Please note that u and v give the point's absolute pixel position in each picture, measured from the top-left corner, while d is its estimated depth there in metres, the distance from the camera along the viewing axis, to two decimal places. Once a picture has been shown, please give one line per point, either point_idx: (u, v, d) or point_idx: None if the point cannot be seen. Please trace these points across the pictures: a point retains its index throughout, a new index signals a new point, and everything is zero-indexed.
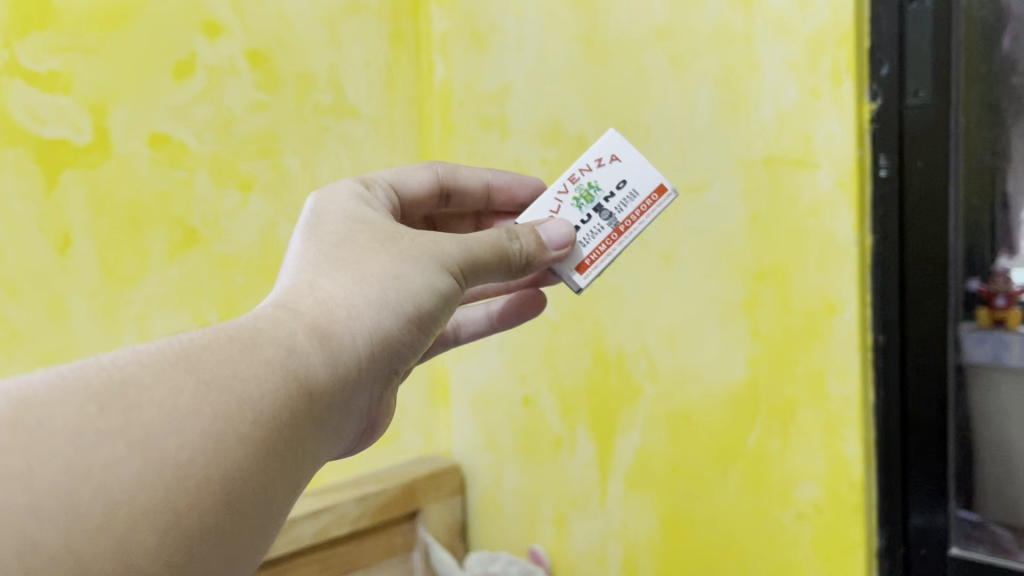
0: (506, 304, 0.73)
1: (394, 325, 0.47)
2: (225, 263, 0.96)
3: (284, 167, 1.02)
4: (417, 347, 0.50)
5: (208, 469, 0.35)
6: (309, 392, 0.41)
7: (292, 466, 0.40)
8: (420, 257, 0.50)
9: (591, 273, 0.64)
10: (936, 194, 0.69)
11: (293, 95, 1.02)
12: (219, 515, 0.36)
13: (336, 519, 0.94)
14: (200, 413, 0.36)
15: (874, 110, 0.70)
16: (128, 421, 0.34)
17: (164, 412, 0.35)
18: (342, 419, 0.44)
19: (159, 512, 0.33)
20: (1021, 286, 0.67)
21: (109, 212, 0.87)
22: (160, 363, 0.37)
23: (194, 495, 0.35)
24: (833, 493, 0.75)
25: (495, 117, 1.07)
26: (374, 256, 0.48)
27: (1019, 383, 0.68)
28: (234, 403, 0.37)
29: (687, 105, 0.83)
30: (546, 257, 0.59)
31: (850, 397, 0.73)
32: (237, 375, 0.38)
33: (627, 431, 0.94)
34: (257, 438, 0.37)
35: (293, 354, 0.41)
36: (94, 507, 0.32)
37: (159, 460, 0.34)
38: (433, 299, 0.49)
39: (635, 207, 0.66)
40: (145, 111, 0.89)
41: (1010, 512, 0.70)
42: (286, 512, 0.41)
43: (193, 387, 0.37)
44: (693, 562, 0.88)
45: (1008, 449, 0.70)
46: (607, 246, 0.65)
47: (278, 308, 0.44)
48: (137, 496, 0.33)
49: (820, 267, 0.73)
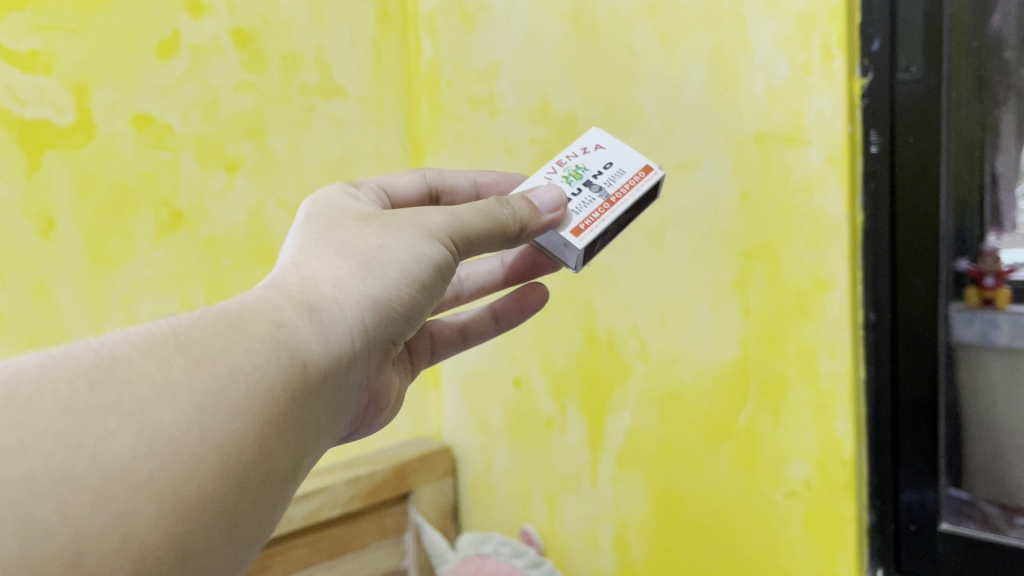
0: (511, 307, 0.72)
1: (387, 299, 0.46)
2: (212, 245, 0.95)
3: (271, 148, 1.00)
4: (411, 323, 0.49)
5: (202, 442, 0.35)
6: (301, 365, 0.40)
7: (290, 437, 0.39)
8: (410, 231, 0.49)
9: (587, 235, 0.59)
10: (927, 172, 0.69)
11: (279, 75, 1.01)
12: (216, 488, 0.35)
13: (327, 501, 0.94)
14: (192, 387, 0.35)
15: (865, 85, 0.70)
16: (120, 397, 0.34)
17: (155, 386, 0.35)
18: (339, 394, 0.44)
19: (154, 484, 0.33)
20: (1010, 265, 0.68)
21: (93, 193, 0.86)
22: (149, 341, 0.37)
23: (190, 468, 0.34)
24: (824, 470, 0.75)
25: (484, 97, 1.06)
26: (361, 235, 0.48)
27: (1006, 361, 0.69)
28: (226, 375, 0.37)
29: (677, 82, 0.82)
30: (540, 221, 0.56)
31: (840, 374, 0.72)
32: (228, 350, 0.38)
33: (618, 411, 0.94)
34: (251, 410, 0.37)
35: (283, 328, 0.40)
36: (88, 481, 0.31)
37: (153, 433, 0.33)
38: (427, 272, 0.48)
39: (623, 183, 0.64)
40: (128, 91, 0.87)
41: (999, 489, 0.71)
42: (287, 486, 0.40)
43: (183, 362, 0.36)
44: (684, 540, 0.88)
45: (996, 428, 0.71)
46: (600, 213, 0.61)
47: (269, 288, 0.43)
48: (133, 469, 0.32)
49: (812, 245, 0.73)
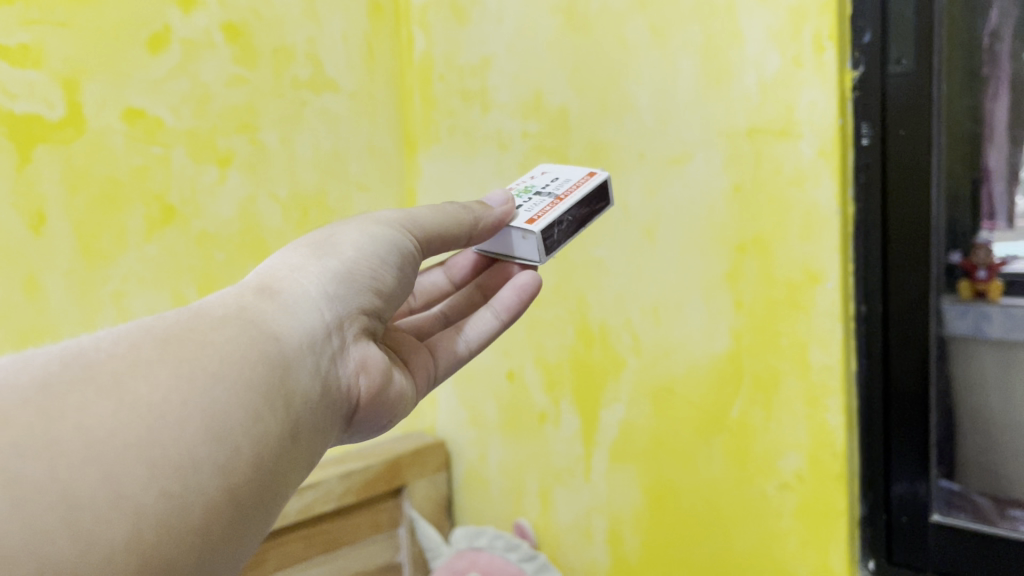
0: (512, 296, 0.63)
1: (345, 281, 0.49)
2: (204, 240, 0.95)
3: (263, 143, 1.00)
4: (375, 313, 0.52)
5: (183, 404, 0.37)
6: (269, 337, 0.43)
7: (274, 402, 0.41)
8: (356, 227, 0.53)
9: (542, 220, 0.61)
10: (918, 165, 0.69)
11: (270, 69, 1.00)
12: (206, 447, 0.37)
13: (321, 496, 0.94)
14: (163, 361, 0.38)
15: (856, 78, 0.70)
16: (96, 374, 0.36)
17: (127, 364, 0.37)
18: (318, 370, 0.46)
19: (142, 446, 0.34)
20: (1003, 258, 0.68)
21: (84, 188, 0.85)
22: (117, 334, 0.39)
23: (175, 430, 0.36)
24: (816, 463, 0.75)
25: (476, 90, 1.06)
26: (308, 241, 0.52)
27: (998, 353, 0.70)
28: (195, 348, 0.39)
29: (669, 76, 0.82)
30: (492, 213, 0.62)
31: (832, 365, 0.73)
32: (193, 331, 0.41)
33: (611, 404, 0.94)
34: (226, 375, 0.39)
35: (243, 311, 0.44)
36: (75, 443, 0.32)
37: (132, 400, 0.35)
38: (380, 257, 0.52)
39: (570, 185, 0.67)
40: (119, 86, 0.87)
41: (990, 482, 0.71)
42: (280, 457, 0.41)
43: (151, 343, 0.39)
44: (677, 533, 0.88)
45: (988, 420, 0.71)
46: (551, 205, 0.64)
47: (228, 290, 0.46)
48: (118, 433, 0.34)
49: (803, 237, 0.73)
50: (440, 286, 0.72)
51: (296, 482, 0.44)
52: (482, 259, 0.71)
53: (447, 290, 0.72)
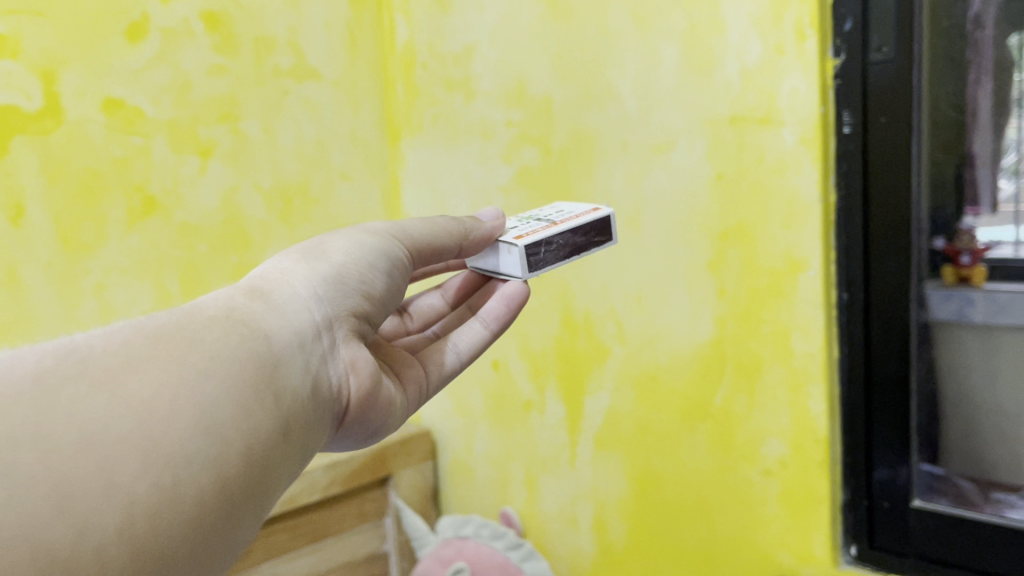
0: (500, 305, 0.63)
1: (333, 284, 0.51)
2: (186, 231, 0.95)
3: (245, 132, 0.99)
4: (364, 317, 0.53)
5: (175, 399, 0.38)
6: (259, 337, 0.45)
7: (265, 397, 0.43)
8: (344, 235, 0.55)
9: (527, 237, 0.61)
10: (898, 152, 0.69)
11: (251, 58, 1.00)
12: (198, 440, 0.38)
13: (307, 486, 0.94)
14: (154, 358, 0.40)
15: (838, 66, 0.70)
16: (90, 370, 0.37)
17: (119, 361, 0.38)
18: (309, 368, 0.47)
19: (132, 439, 0.36)
20: (986, 244, 0.70)
21: (63, 178, 0.84)
22: (110, 333, 0.41)
23: (167, 424, 0.37)
24: (799, 449, 0.76)
25: (459, 79, 1.05)
26: (297, 249, 0.54)
27: (981, 337, 0.71)
28: (186, 347, 0.41)
29: (652, 64, 0.82)
30: (483, 227, 0.62)
31: (814, 353, 0.73)
32: (183, 330, 0.42)
33: (596, 392, 0.94)
34: (216, 371, 0.41)
35: (233, 312, 0.46)
36: (69, 435, 0.34)
37: (124, 394, 0.37)
38: (368, 261, 0.53)
39: (570, 215, 0.67)
40: (97, 75, 0.86)
41: (975, 465, 0.73)
42: (271, 451, 0.43)
43: (142, 341, 0.41)
44: (662, 519, 0.89)
45: (972, 403, 0.73)
46: (543, 228, 0.64)
47: (217, 292, 0.48)
48: (110, 425, 0.35)
49: (785, 225, 0.73)
50: (437, 308, 0.71)
51: (290, 478, 0.45)
52: (476, 276, 0.70)
53: (444, 310, 0.72)
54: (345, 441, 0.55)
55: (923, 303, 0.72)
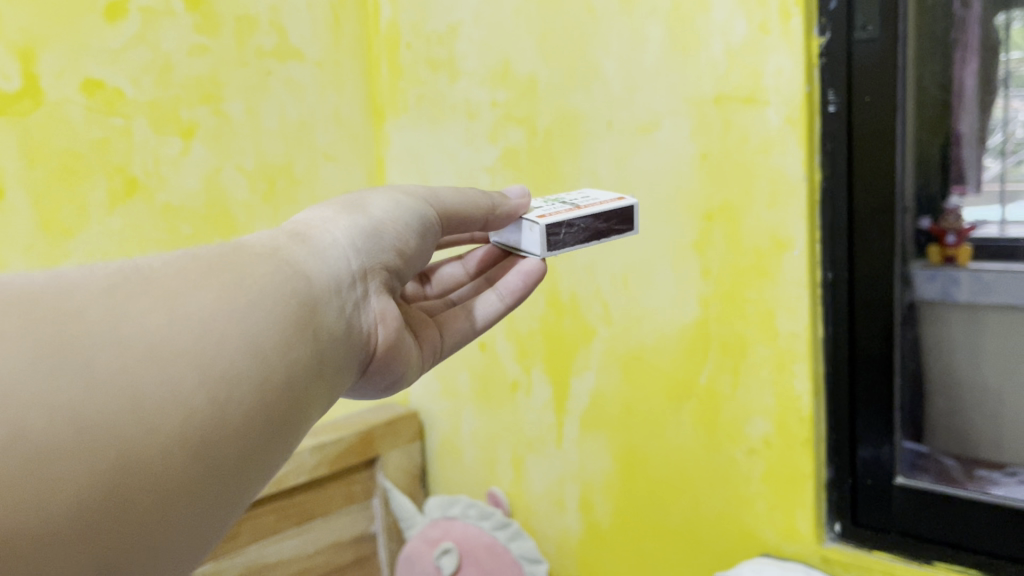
0: (517, 280, 0.62)
1: (371, 235, 0.52)
2: (169, 213, 0.94)
3: (227, 114, 0.98)
4: (396, 272, 0.54)
5: (225, 324, 0.40)
6: (303, 276, 0.46)
7: (306, 334, 0.44)
8: (385, 190, 0.56)
9: (550, 216, 0.61)
10: (883, 131, 0.68)
11: (233, 38, 0.99)
12: (245, 367, 0.40)
13: (293, 469, 0.94)
14: (207, 285, 0.41)
15: (823, 45, 0.69)
16: (149, 288, 0.39)
17: (175, 284, 0.40)
18: (343, 312, 0.48)
19: (186, 356, 0.37)
20: (971, 223, 0.71)
21: (43, 160, 0.84)
22: (166, 259, 0.42)
23: (217, 347, 0.39)
24: (783, 428, 0.76)
25: (444, 59, 1.04)
26: (339, 198, 0.55)
27: (967, 317, 0.73)
28: (236, 277, 0.43)
29: (637, 44, 0.81)
30: (511, 202, 0.62)
31: (799, 332, 0.73)
32: (234, 262, 0.44)
33: (582, 373, 0.94)
34: (264, 303, 0.43)
35: (279, 250, 0.47)
36: (132, 343, 0.36)
37: (180, 314, 0.38)
38: (405, 219, 0.54)
39: (595, 200, 0.66)
40: (76, 56, 0.85)
41: (957, 442, 0.75)
42: (308, 384, 0.44)
43: (196, 268, 0.42)
44: (647, 498, 0.89)
45: (955, 381, 0.75)
46: (566, 209, 0.63)
47: (261, 231, 0.49)
48: (168, 341, 0.37)
49: (771, 205, 0.73)
50: (457, 277, 0.71)
51: (319, 415, 0.46)
52: (497, 249, 0.70)
53: (462, 280, 0.71)
54: (361, 391, 0.56)
55: (910, 282, 0.72)
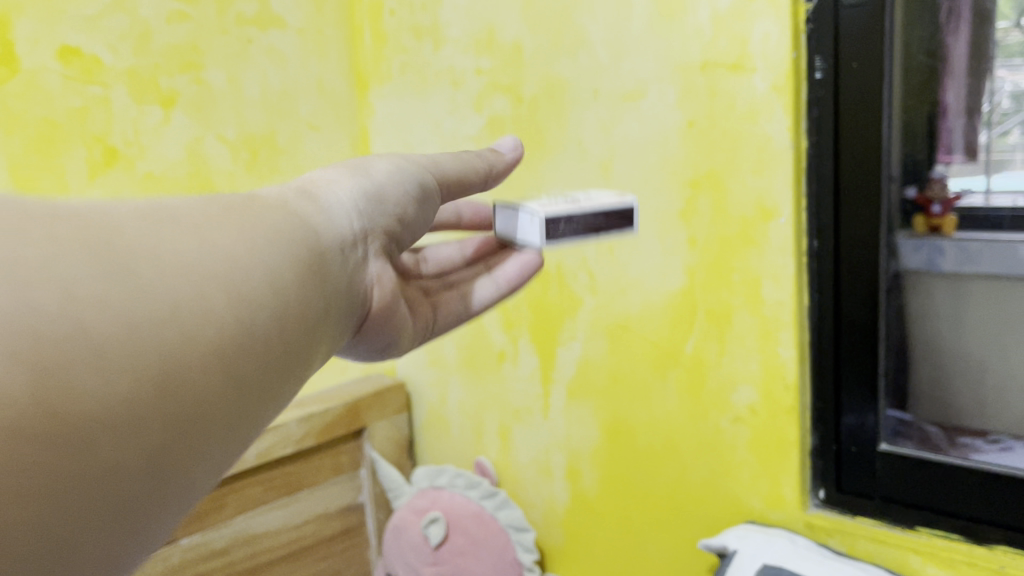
0: (514, 271, 0.62)
1: (375, 198, 0.51)
2: (150, 182, 0.92)
3: (208, 82, 0.97)
4: (394, 238, 0.54)
5: (250, 264, 0.39)
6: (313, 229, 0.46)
7: (316, 284, 0.44)
8: (386, 155, 0.56)
9: (548, 207, 0.58)
10: (870, 98, 0.68)
11: (213, 4, 0.97)
12: (267, 308, 0.39)
13: (280, 440, 0.94)
14: (228, 226, 0.40)
15: (810, 10, 0.69)
16: (174, 219, 0.38)
17: (198, 220, 0.39)
18: (345, 268, 0.48)
19: (217, 288, 0.37)
20: (954, 194, 0.74)
21: (19, 129, 0.82)
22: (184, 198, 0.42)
23: (244, 282, 0.38)
24: (768, 396, 0.77)
25: (428, 26, 1.03)
26: (341, 163, 0.54)
27: (941, 286, 0.76)
28: (255, 222, 0.42)
29: (624, 10, 0.80)
30: (505, 160, 0.62)
31: (784, 301, 0.74)
32: (250, 209, 0.43)
33: (568, 342, 0.94)
34: (283, 249, 0.42)
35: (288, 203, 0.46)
36: (169, 266, 0.35)
37: (207, 247, 0.38)
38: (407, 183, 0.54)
39: (600, 194, 0.64)
40: (52, 22, 0.83)
41: (939, 410, 0.77)
42: (315, 332, 0.44)
43: (215, 209, 0.41)
44: (633, 466, 0.90)
45: (933, 350, 0.77)
46: (569, 201, 0.61)
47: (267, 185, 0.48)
48: (201, 270, 0.36)
49: (756, 172, 0.73)
50: (453, 258, 0.68)
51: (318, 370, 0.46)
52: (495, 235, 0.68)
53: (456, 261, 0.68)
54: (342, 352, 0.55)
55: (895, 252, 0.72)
